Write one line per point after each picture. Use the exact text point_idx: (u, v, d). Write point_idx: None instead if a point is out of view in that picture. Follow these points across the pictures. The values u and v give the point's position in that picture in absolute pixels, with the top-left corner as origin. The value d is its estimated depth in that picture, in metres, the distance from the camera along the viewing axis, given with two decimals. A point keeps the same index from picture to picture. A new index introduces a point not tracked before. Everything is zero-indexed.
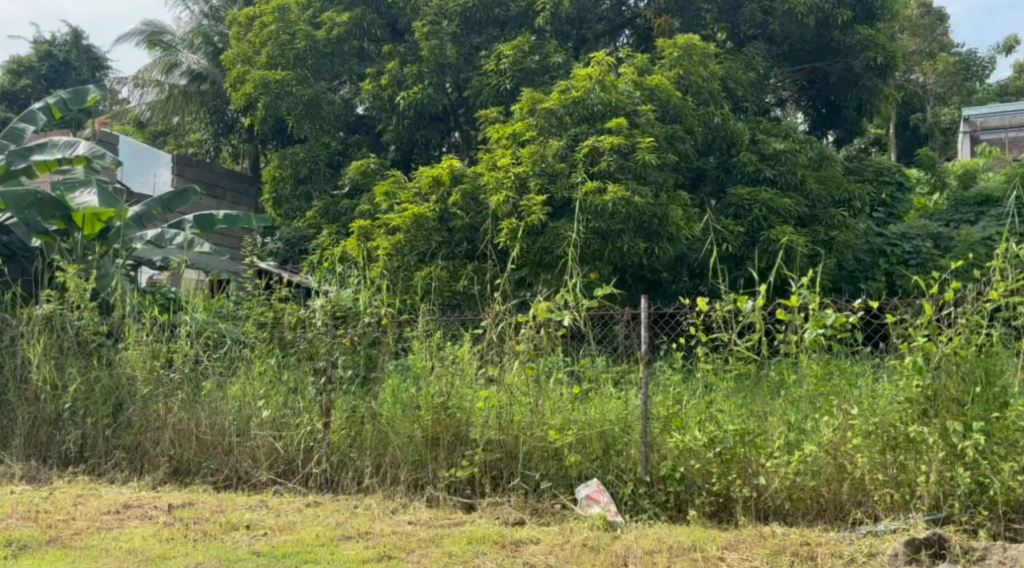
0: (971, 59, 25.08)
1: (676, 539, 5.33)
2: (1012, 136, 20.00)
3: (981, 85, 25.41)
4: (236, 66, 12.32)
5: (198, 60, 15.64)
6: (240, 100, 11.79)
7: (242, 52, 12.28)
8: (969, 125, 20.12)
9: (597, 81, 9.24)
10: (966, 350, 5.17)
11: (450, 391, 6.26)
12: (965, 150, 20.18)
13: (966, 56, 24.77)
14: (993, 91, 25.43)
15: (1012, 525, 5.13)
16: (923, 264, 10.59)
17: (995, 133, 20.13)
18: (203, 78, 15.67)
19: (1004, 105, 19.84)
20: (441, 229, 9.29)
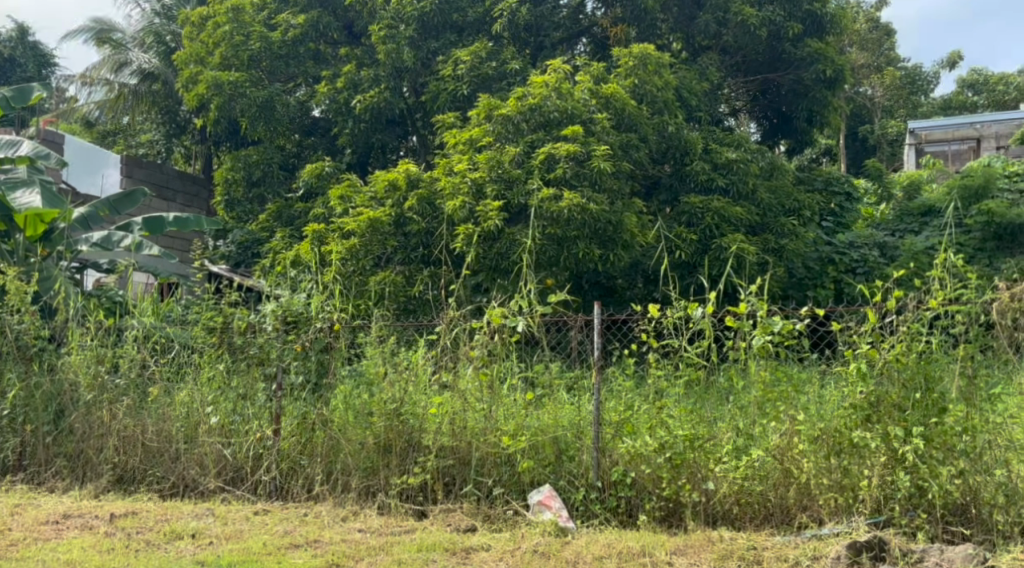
0: (916, 73, 25.75)
1: (627, 544, 5.38)
2: (955, 150, 20.52)
3: (926, 98, 26.04)
4: (189, 65, 12.22)
5: (149, 60, 15.31)
6: (193, 100, 11.68)
7: (194, 52, 12.15)
8: (914, 138, 20.53)
9: (553, 89, 9.29)
10: (907, 356, 5.28)
11: (404, 397, 6.26)
12: (911, 163, 20.71)
13: (911, 70, 25.43)
14: (937, 104, 26.15)
15: (950, 528, 5.24)
16: (869, 273, 10.79)
17: (939, 145, 20.56)
18: (155, 78, 15.42)
19: (946, 116, 20.14)
20: (396, 233, 9.26)
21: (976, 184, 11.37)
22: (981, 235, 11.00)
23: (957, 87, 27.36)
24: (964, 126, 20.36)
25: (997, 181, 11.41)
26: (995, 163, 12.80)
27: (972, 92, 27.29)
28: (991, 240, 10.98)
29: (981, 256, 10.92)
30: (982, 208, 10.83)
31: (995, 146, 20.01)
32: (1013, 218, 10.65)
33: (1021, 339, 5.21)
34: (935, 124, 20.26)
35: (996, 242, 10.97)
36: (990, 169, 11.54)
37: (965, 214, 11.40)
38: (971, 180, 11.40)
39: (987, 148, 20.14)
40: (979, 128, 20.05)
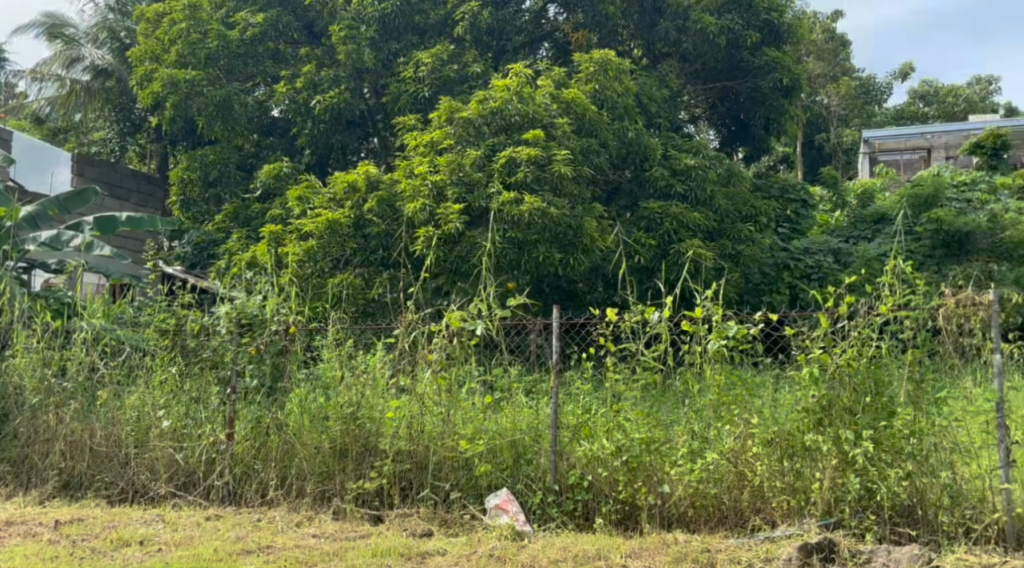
0: (870, 84, 26.24)
1: (582, 547, 5.41)
2: (907, 159, 21.38)
3: (880, 109, 26.56)
4: (142, 62, 11.91)
5: (102, 56, 15.25)
6: (147, 99, 11.49)
7: (149, 49, 11.95)
8: (868, 147, 21.24)
9: (514, 92, 9.31)
10: (858, 361, 5.36)
11: (361, 401, 6.22)
12: (864, 170, 21.40)
13: (866, 81, 25.90)
14: (890, 115, 26.67)
15: (896, 529, 5.32)
16: (824, 279, 10.95)
17: (892, 154, 21.33)
18: (108, 74, 15.24)
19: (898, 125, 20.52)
20: (356, 236, 9.21)
21: (926, 193, 11.59)
22: (930, 242, 11.18)
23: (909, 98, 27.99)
24: (916, 136, 21.04)
25: (946, 191, 11.67)
26: (945, 172, 13.06)
27: (923, 103, 28.09)
28: (939, 248, 11.18)
29: (930, 263, 11.04)
30: (932, 216, 11.07)
31: (945, 157, 20.71)
32: (960, 225, 10.92)
33: (967, 344, 5.30)
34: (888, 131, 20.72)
35: (944, 250, 11.16)
36: (940, 178, 11.80)
37: (914, 222, 11.52)
38: (922, 189, 11.63)
39: (937, 158, 20.92)
40: (930, 138, 20.85)
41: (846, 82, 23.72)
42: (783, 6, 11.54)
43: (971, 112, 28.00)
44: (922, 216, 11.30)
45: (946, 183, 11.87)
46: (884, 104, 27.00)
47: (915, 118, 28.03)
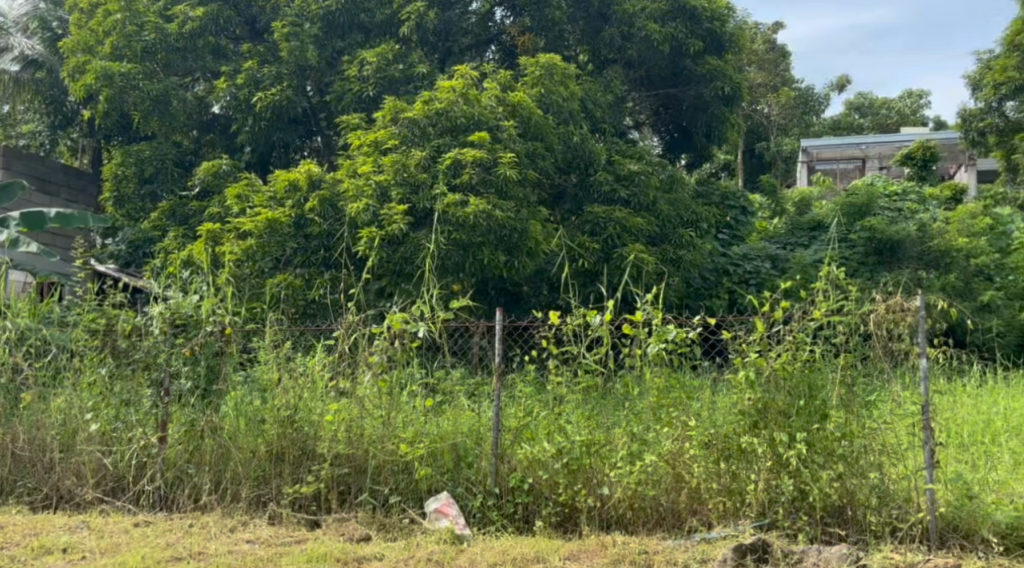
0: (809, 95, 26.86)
1: (521, 550, 5.40)
2: (843, 167, 22.54)
3: (818, 119, 27.21)
4: (76, 54, 11.71)
5: (33, 46, 14.70)
6: (79, 90, 11.16)
7: (83, 40, 11.66)
8: (807, 157, 22.25)
9: (460, 94, 9.26)
10: (792, 365, 5.42)
11: (298, 404, 6.16)
12: (804, 179, 22.31)
13: (805, 92, 26.54)
14: (827, 125, 27.30)
15: (828, 529, 5.40)
16: (761, 284, 11.13)
17: (829, 163, 22.36)
18: (38, 65, 14.74)
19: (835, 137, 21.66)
20: (295, 235, 9.14)
21: (860, 202, 11.81)
22: (864, 249, 11.34)
23: (846, 110, 28.83)
24: (851, 147, 22.30)
25: (878, 200, 11.92)
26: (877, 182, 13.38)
27: (858, 114, 28.83)
28: (872, 256, 11.33)
29: (863, 270, 11.20)
30: (866, 224, 11.26)
31: (878, 165, 22.25)
32: (892, 234, 11.07)
33: (897, 348, 5.39)
34: (827, 142, 21.83)
35: (876, 258, 11.32)
36: (873, 188, 12.05)
37: (847, 230, 11.69)
38: (855, 198, 11.85)
39: (870, 165, 22.41)
40: (864, 149, 22.31)
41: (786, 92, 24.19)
42: (726, 15, 11.68)
43: (903, 124, 28.83)
44: (856, 225, 11.49)
45: (879, 193, 12.11)
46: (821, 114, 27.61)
47: (849, 129, 28.73)
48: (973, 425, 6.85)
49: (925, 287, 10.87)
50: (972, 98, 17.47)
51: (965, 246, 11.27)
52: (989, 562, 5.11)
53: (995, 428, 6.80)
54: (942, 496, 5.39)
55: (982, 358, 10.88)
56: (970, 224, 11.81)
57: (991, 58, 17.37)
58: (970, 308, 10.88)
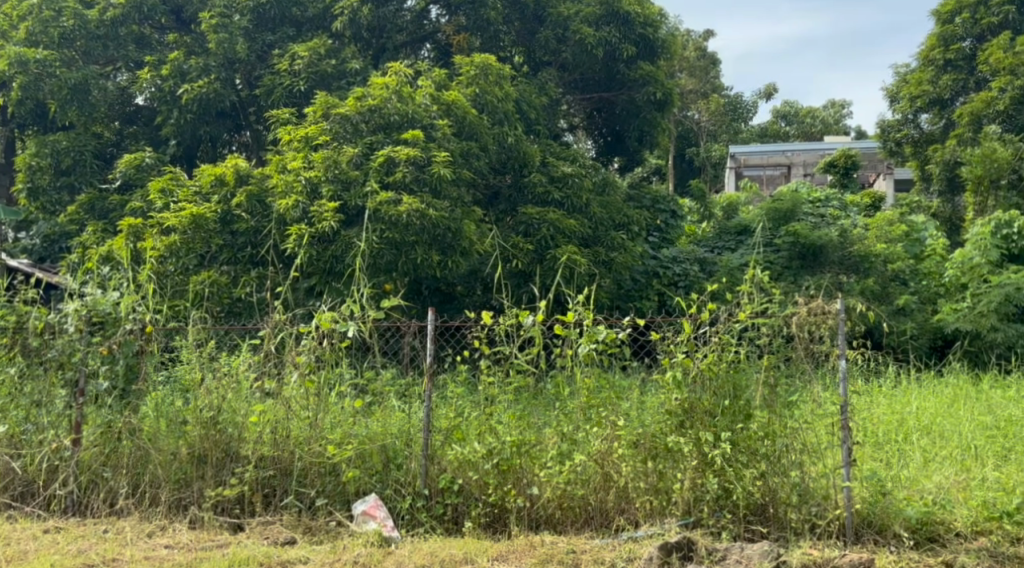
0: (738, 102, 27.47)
1: (449, 551, 5.34)
2: (769, 174, 23.07)
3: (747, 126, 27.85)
4: None
5: None
6: None
7: None
8: (735, 162, 22.94)
9: (393, 91, 9.15)
10: (717, 366, 5.45)
11: (222, 405, 6.00)
12: (731, 184, 23.03)
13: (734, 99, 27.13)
14: (755, 132, 27.94)
15: (751, 527, 5.44)
16: (690, 286, 11.19)
17: (756, 170, 23.01)
18: None
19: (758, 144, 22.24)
20: (222, 232, 8.92)
21: (785, 208, 11.97)
22: (788, 254, 11.48)
23: (773, 117, 29.61)
24: (777, 153, 22.64)
25: (802, 206, 12.10)
26: (801, 189, 13.66)
27: (785, 122, 29.56)
28: (795, 260, 11.52)
29: (788, 275, 11.33)
30: (790, 229, 11.43)
31: (803, 173, 22.48)
32: (815, 239, 11.28)
33: (817, 350, 5.45)
34: (752, 148, 22.41)
35: (800, 262, 11.51)
36: (797, 194, 12.21)
37: (773, 235, 11.87)
38: (780, 203, 11.99)
39: (795, 173, 22.64)
40: (789, 156, 22.55)
41: (715, 99, 24.62)
42: (658, 21, 11.75)
43: (826, 133, 29.57)
44: (781, 230, 11.66)
45: (803, 199, 12.31)
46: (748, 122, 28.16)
47: (776, 137, 29.41)
48: (888, 425, 6.97)
49: (845, 291, 11.07)
50: (889, 109, 17.97)
51: (883, 252, 11.51)
52: (902, 556, 5.21)
53: (907, 427, 6.93)
54: (858, 493, 5.47)
55: (896, 360, 10.90)
56: (888, 231, 12.04)
57: (907, 72, 17.92)
58: (885, 312, 10.98)
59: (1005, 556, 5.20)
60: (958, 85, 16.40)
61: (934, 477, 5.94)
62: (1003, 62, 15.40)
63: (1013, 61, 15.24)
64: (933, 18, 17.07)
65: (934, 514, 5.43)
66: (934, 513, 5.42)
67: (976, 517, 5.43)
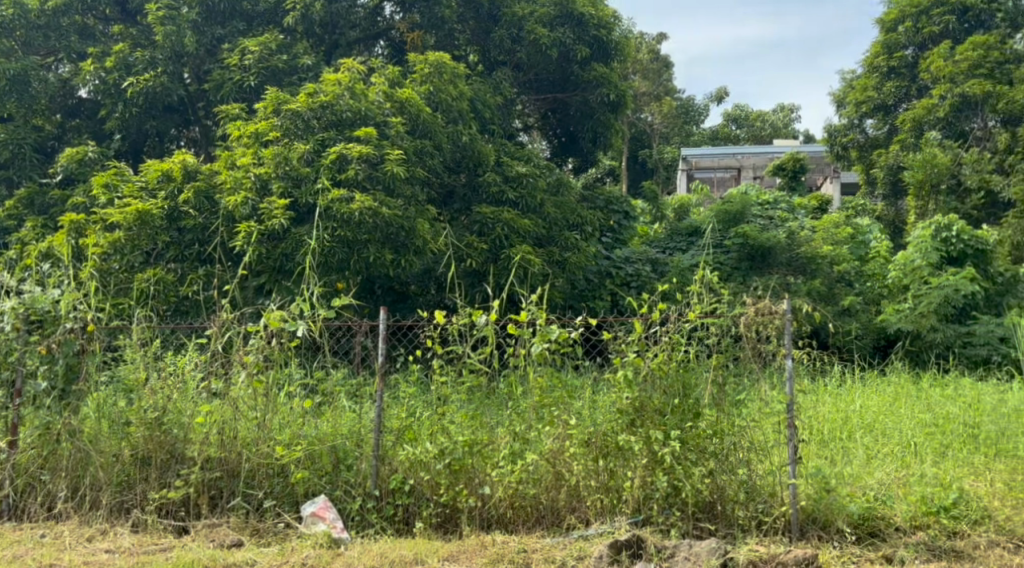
0: (690, 105, 27.74)
1: (399, 552, 5.28)
2: (719, 176, 23.26)
3: (698, 129, 28.13)
4: None
5: None
6: None
7: None
8: (686, 163, 23.12)
9: (346, 88, 9.04)
10: (668, 365, 5.45)
11: (167, 406, 5.86)
12: (682, 185, 23.10)
13: (686, 102, 27.39)
14: (706, 135, 28.24)
15: (699, 524, 5.45)
16: (642, 286, 11.23)
17: (707, 172, 23.19)
18: None
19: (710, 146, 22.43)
20: (169, 228, 8.69)
21: (734, 210, 12.05)
22: (737, 255, 11.57)
23: (723, 121, 29.94)
24: (727, 156, 22.95)
25: (752, 208, 12.20)
26: (750, 191, 13.79)
27: (735, 126, 29.92)
28: (745, 261, 11.60)
29: (737, 275, 11.44)
30: (740, 231, 11.51)
31: (752, 177, 22.76)
32: (764, 240, 11.37)
33: (765, 349, 5.51)
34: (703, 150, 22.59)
35: (749, 264, 11.59)
36: (747, 196, 12.32)
37: (722, 237, 11.95)
38: (731, 205, 12.08)
39: (745, 176, 22.95)
40: (739, 159, 22.88)
41: (668, 102, 24.76)
42: (613, 23, 11.72)
43: (776, 137, 29.95)
44: (731, 232, 11.74)
45: (752, 200, 12.41)
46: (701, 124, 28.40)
47: (727, 140, 29.75)
48: (833, 423, 7.03)
49: (792, 291, 11.15)
50: (836, 114, 18.20)
51: (830, 253, 11.61)
52: (844, 552, 5.27)
53: (851, 425, 6.98)
54: (803, 490, 5.50)
55: (841, 360, 11.02)
56: (834, 233, 12.19)
57: (853, 78, 18.21)
58: (832, 312, 11.07)
59: (942, 551, 5.30)
60: (901, 93, 16.79)
61: (875, 473, 6.00)
62: (944, 69, 15.64)
63: (953, 69, 15.50)
64: (878, 26, 17.39)
65: (875, 510, 5.49)
66: (875, 509, 5.49)
67: (915, 512, 5.51)
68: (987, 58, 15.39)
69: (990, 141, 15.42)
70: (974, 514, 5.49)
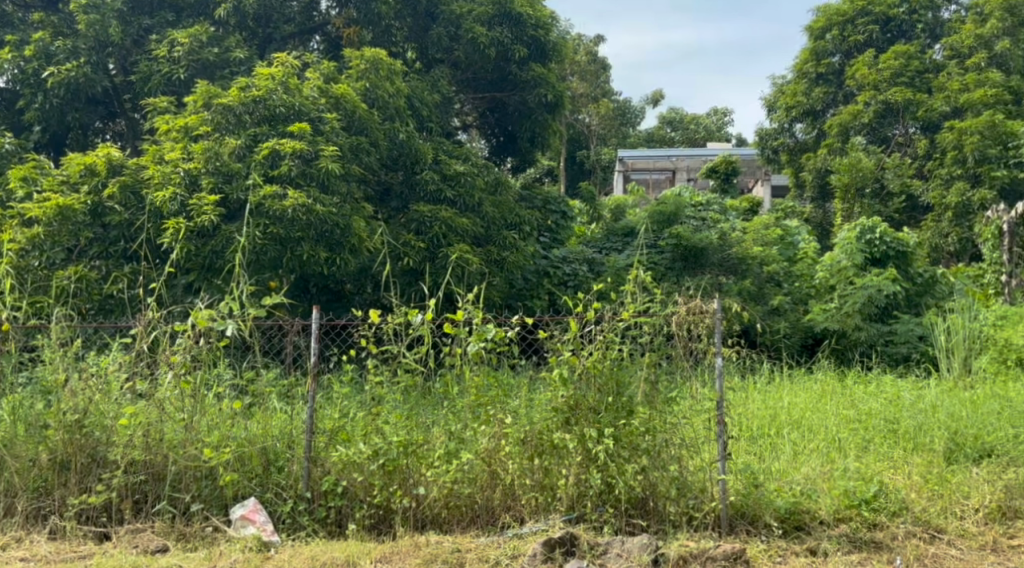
0: (626, 107, 27.96)
1: (331, 554, 5.16)
2: (655, 178, 23.46)
3: (634, 131, 28.36)
4: None
5: None
6: None
7: None
8: (623, 165, 23.18)
9: (279, 83, 8.82)
10: (602, 363, 5.42)
11: (88, 408, 5.65)
12: (620, 187, 23.11)
13: (622, 104, 27.60)
14: (641, 137, 28.49)
15: (631, 521, 5.43)
16: (578, 286, 11.26)
17: (643, 174, 23.41)
18: None
19: (646, 148, 22.62)
20: (92, 224, 8.44)
21: (668, 211, 12.13)
22: (671, 255, 11.63)
23: (658, 123, 30.26)
24: (662, 158, 23.26)
25: (686, 209, 12.28)
26: (684, 192, 13.89)
27: (670, 128, 30.25)
28: (678, 261, 11.65)
29: (670, 275, 11.53)
30: (674, 232, 11.58)
31: (687, 178, 23.17)
32: (696, 241, 11.46)
33: (695, 347, 5.52)
34: (639, 153, 22.79)
35: (683, 264, 11.65)
36: (681, 197, 12.41)
37: (657, 238, 12.01)
38: (665, 206, 12.16)
39: (680, 178, 23.32)
40: (674, 161, 23.28)
41: (605, 104, 24.83)
42: (550, 24, 11.69)
43: (709, 140, 30.36)
44: (665, 232, 11.81)
45: (686, 202, 12.49)
46: (636, 126, 28.55)
47: (662, 143, 30.04)
48: (762, 419, 7.10)
49: (724, 291, 11.30)
50: (767, 118, 18.40)
51: (760, 254, 11.76)
52: (771, 545, 5.32)
53: (779, 422, 7.05)
54: (732, 485, 5.53)
55: (770, 358, 11.15)
56: (765, 235, 12.36)
57: (783, 83, 18.49)
58: (761, 311, 11.21)
59: (862, 542, 5.37)
60: (829, 98, 16.97)
61: (802, 468, 6.07)
62: (868, 77, 16.01)
63: (877, 77, 15.89)
64: (807, 33, 17.69)
65: (801, 503, 5.56)
66: (801, 503, 5.55)
67: (838, 506, 5.57)
68: (907, 67, 15.87)
69: (911, 147, 15.83)
70: (893, 506, 5.59)
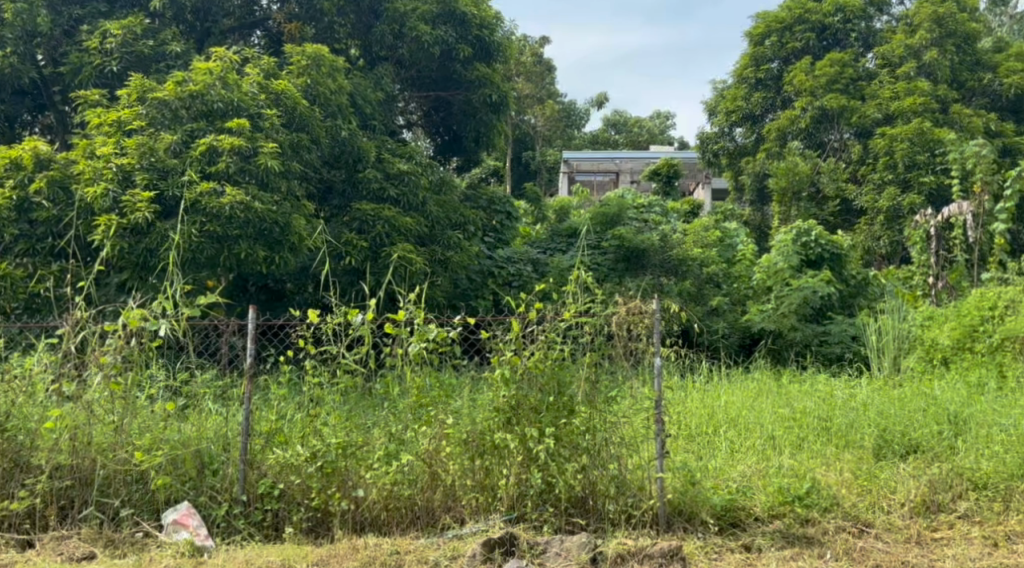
0: (571, 109, 28.04)
1: (266, 558, 5.04)
2: (599, 180, 23.65)
3: (579, 133, 28.47)
4: None
5: None
6: None
7: None
8: (568, 166, 23.33)
9: (217, 77, 8.57)
10: (544, 363, 5.37)
11: (11, 411, 5.46)
12: (564, 187, 23.32)
13: (567, 105, 27.68)
14: (586, 139, 28.62)
15: (571, 519, 5.39)
16: (523, 286, 11.23)
17: (587, 175, 23.57)
18: None
19: (591, 149, 22.76)
20: (17, 220, 8.21)
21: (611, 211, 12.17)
22: (613, 256, 11.66)
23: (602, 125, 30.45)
24: (607, 160, 23.42)
25: (628, 210, 12.28)
26: (628, 194, 13.93)
27: (613, 130, 30.44)
28: (620, 262, 11.67)
29: (613, 276, 11.54)
30: (616, 233, 11.63)
31: (631, 180, 23.42)
32: (638, 242, 11.50)
33: (635, 348, 5.52)
34: (583, 154, 22.97)
35: (624, 265, 11.67)
36: (624, 199, 12.44)
37: (599, 238, 12.04)
38: (607, 207, 12.20)
39: (624, 180, 23.58)
40: (618, 163, 23.49)
41: (548, 105, 24.84)
42: (495, 24, 11.62)
43: (652, 143, 30.62)
44: (608, 233, 11.83)
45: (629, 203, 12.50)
46: (580, 128, 28.66)
47: (606, 145, 30.01)
48: (700, 418, 7.13)
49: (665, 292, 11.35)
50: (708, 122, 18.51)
51: (700, 256, 11.82)
52: (707, 542, 5.33)
53: (717, 420, 7.08)
54: (670, 483, 5.53)
55: (709, 358, 11.23)
56: (704, 236, 12.49)
57: (724, 88, 18.67)
58: (700, 312, 11.31)
59: (795, 537, 5.40)
60: (767, 103, 17.27)
61: (738, 466, 6.11)
62: (805, 83, 16.15)
63: (813, 84, 16.05)
64: (746, 38, 17.89)
65: (737, 501, 5.58)
66: (737, 500, 5.57)
67: (772, 502, 5.62)
68: (842, 74, 16.12)
69: (846, 152, 16.06)
70: (825, 502, 5.64)
